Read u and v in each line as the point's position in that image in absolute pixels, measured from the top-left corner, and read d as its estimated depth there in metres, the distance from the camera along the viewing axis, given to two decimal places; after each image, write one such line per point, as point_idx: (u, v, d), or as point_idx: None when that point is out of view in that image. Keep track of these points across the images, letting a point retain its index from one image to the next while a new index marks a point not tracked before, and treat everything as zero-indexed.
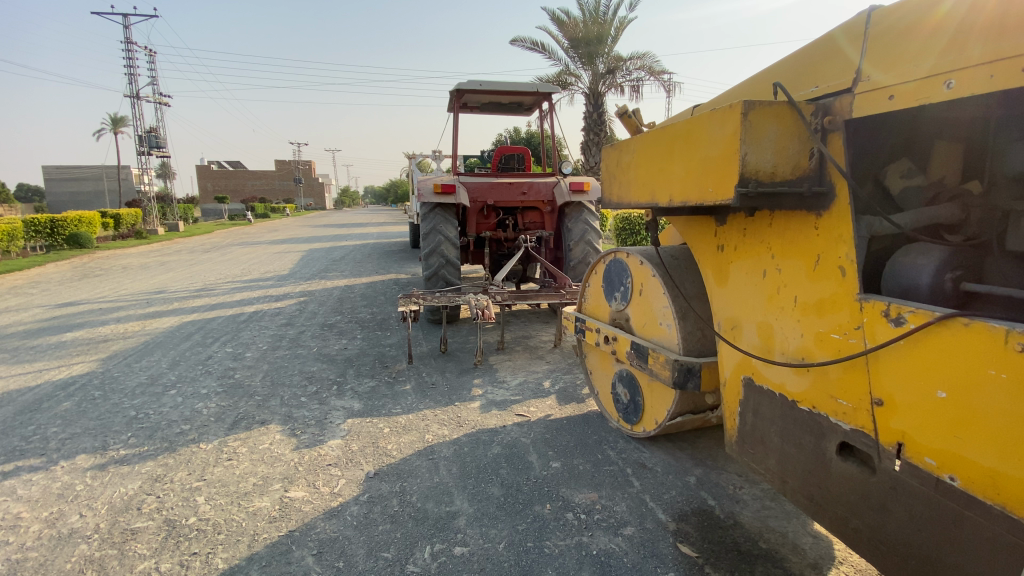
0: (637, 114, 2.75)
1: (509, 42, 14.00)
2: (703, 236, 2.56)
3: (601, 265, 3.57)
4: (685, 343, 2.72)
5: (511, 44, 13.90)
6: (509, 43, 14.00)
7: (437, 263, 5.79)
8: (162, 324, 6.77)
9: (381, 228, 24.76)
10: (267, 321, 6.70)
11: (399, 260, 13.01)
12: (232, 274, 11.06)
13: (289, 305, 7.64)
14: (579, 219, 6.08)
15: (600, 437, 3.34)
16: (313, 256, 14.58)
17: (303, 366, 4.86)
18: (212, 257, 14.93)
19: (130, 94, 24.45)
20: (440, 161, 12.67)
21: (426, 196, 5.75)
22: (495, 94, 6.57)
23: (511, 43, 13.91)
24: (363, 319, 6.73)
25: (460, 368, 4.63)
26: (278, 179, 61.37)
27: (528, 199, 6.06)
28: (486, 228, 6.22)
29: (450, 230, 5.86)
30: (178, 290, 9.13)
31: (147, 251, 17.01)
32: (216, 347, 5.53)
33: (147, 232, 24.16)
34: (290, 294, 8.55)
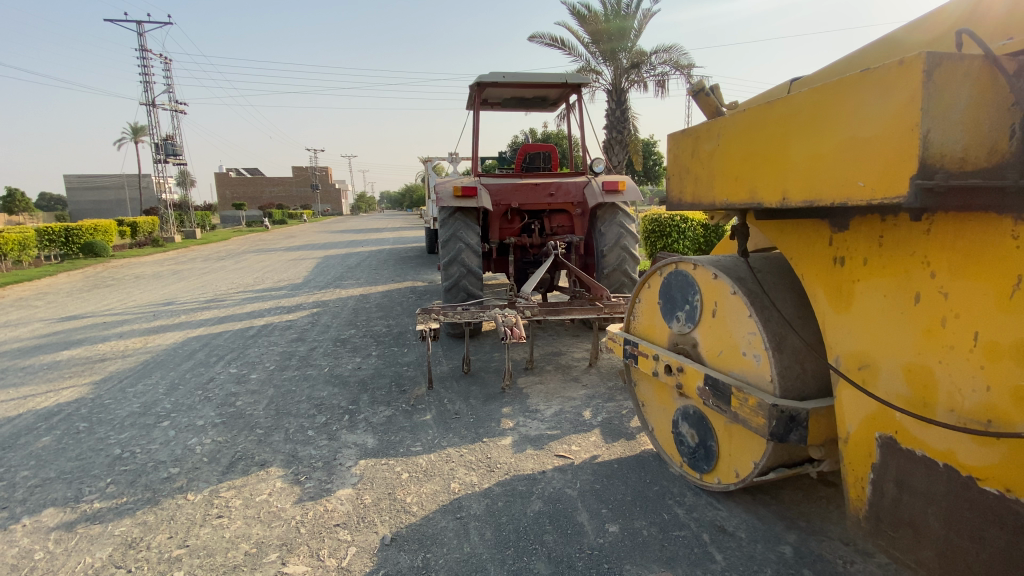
0: (717, 90, 2.14)
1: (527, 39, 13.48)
2: (809, 246, 1.99)
3: (656, 277, 3.00)
4: (782, 382, 2.17)
5: (529, 41, 13.39)
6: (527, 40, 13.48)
7: (457, 274, 5.23)
8: (165, 340, 6.35)
9: (397, 233, 24.37)
10: (276, 335, 6.23)
11: (415, 266, 12.54)
12: (244, 283, 10.67)
13: (301, 318, 7.17)
14: (613, 222, 5.50)
15: (661, 487, 2.77)
16: (328, 263, 14.17)
17: (312, 391, 4.35)
18: (226, 265, 14.63)
19: (146, 102, 24.44)
20: (457, 162, 12.17)
21: (446, 199, 5.23)
22: (519, 87, 6.01)
23: (529, 40, 13.39)
24: (378, 333, 6.22)
25: (487, 392, 4.08)
26: (294, 185, 61.70)
27: (555, 202, 5.51)
28: (509, 233, 5.63)
29: (472, 237, 5.31)
30: (187, 301, 8.73)
31: (161, 260, 16.84)
32: (219, 368, 5.06)
33: (163, 240, 24.11)
34: (301, 305, 8.09)
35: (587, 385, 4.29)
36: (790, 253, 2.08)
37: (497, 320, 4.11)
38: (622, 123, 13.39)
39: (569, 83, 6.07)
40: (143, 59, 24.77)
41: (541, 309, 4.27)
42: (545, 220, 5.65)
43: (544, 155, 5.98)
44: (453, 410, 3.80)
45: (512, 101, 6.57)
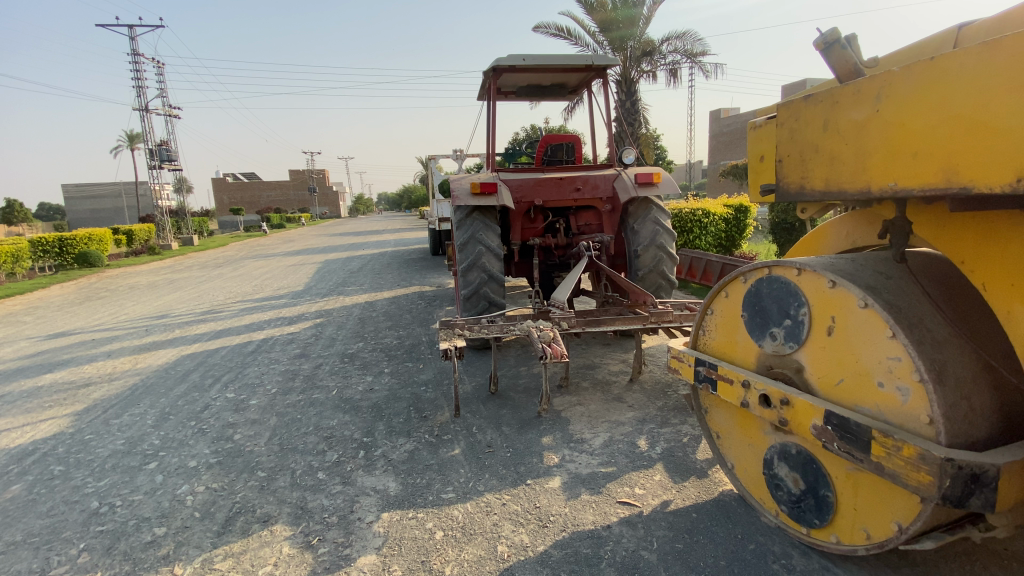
0: (853, 43, 1.72)
1: (532, 30, 12.93)
2: (997, 244, 1.48)
3: (738, 284, 2.49)
4: (947, 427, 1.70)
5: (534, 32, 12.84)
6: (532, 31, 12.93)
7: (477, 281, 4.71)
8: (156, 359, 5.81)
9: (398, 235, 23.80)
10: (277, 351, 5.69)
11: (421, 270, 12.00)
12: (242, 292, 10.13)
13: (303, 330, 6.63)
14: (647, 218, 4.96)
15: (757, 546, 2.26)
16: (329, 268, 13.61)
17: (320, 419, 3.82)
18: (224, 272, 14.08)
19: (139, 107, 23.85)
20: (462, 160, 11.61)
21: (464, 198, 4.68)
22: (539, 72, 5.45)
23: (534, 31, 12.84)
24: (389, 346, 5.68)
25: (521, 417, 3.55)
26: (292, 189, 61.17)
27: (582, 198, 4.98)
28: (531, 233, 5.07)
29: (492, 239, 4.77)
30: (182, 314, 8.19)
31: (157, 269, 16.30)
32: (215, 393, 4.52)
33: (160, 248, 23.56)
34: (304, 315, 7.55)
35: (633, 405, 3.76)
36: (963, 254, 1.58)
37: (532, 335, 3.52)
38: (633, 114, 12.80)
39: (594, 67, 5.51)
40: (135, 62, 24.18)
41: (581, 321, 3.71)
42: (571, 218, 5.10)
43: (567, 146, 5.41)
44: (486, 441, 3.27)
45: (529, 89, 6.01)
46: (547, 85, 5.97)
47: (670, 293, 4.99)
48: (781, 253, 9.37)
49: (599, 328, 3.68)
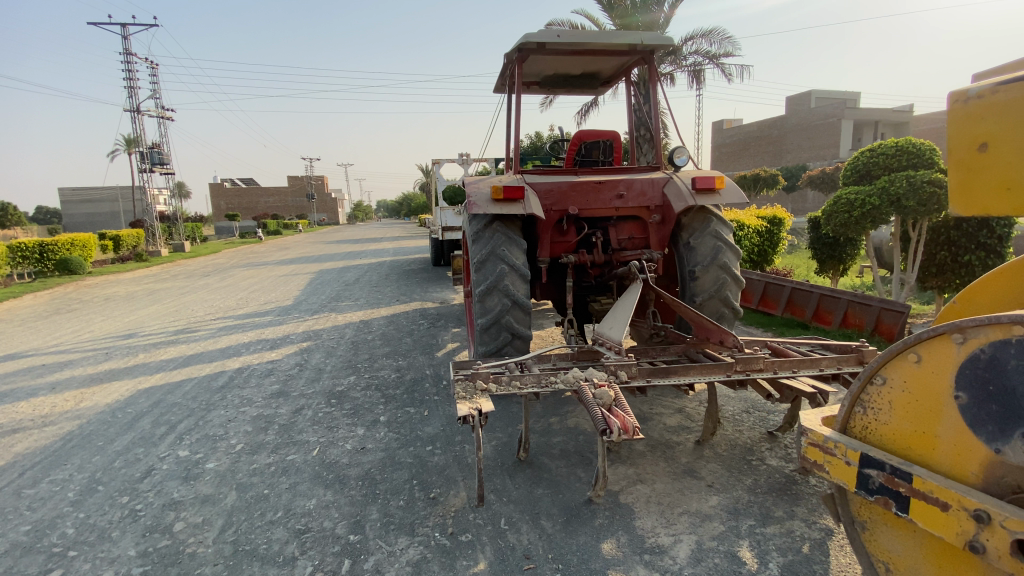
0: None
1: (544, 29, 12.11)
2: None
3: (948, 350, 1.58)
4: None
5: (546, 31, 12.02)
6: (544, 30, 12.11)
7: (499, 307, 3.75)
8: (107, 394, 4.82)
9: (396, 244, 22.87)
10: (251, 387, 4.71)
11: (422, 283, 11.05)
12: (225, 306, 9.14)
13: (285, 358, 5.63)
14: (706, 232, 4.04)
15: None
16: (323, 279, 12.63)
17: (293, 498, 2.86)
18: (210, 282, 13.08)
19: (130, 108, 22.90)
20: (468, 164, 10.67)
21: (483, 206, 3.75)
22: (572, 54, 4.52)
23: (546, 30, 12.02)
24: (386, 380, 4.72)
25: (567, 505, 2.60)
26: (289, 195, 60.33)
27: (626, 206, 4.07)
28: (562, 248, 4.14)
29: (517, 256, 3.82)
30: (151, 334, 7.19)
31: (141, 277, 15.28)
32: (165, 449, 3.55)
33: (149, 255, 22.54)
34: (288, 338, 6.55)
35: (712, 485, 2.82)
36: None
37: (584, 393, 2.51)
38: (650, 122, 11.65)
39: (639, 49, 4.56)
40: (125, 61, 23.27)
41: (646, 370, 2.75)
42: (610, 230, 4.18)
43: (606, 143, 4.45)
44: (522, 548, 2.32)
45: (556, 76, 5.06)
46: (579, 73, 5.04)
47: (732, 323, 4.08)
48: (821, 270, 8.41)
49: (671, 380, 2.74)
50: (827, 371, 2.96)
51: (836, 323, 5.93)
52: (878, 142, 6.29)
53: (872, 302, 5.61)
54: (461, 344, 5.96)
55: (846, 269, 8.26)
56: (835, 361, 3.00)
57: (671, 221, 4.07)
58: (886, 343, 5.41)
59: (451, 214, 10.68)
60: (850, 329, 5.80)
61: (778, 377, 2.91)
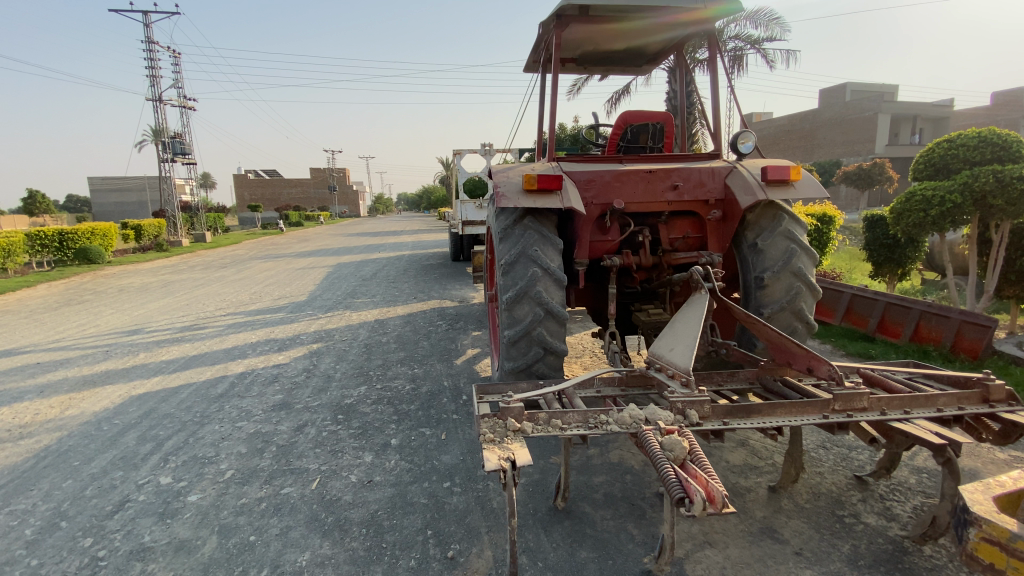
0: None
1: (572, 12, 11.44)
2: None
3: None
4: None
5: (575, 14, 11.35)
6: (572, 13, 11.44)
7: (530, 318, 3.16)
8: (95, 401, 4.39)
9: (414, 237, 22.47)
10: (251, 397, 4.23)
11: (441, 279, 10.54)
12: (236, 301, 8.75)
13: (292, 362, 5.16)
14: (777, 232, 3.45)
15: None
16: (339, 273, 12.22)
17: (283, 549, 2.35)
18: (225, 274, 12.77)
19: (152, 98, 22.80)
20: (491, 154, 10.08)
21: (514, 198, 3.17)
22: (618, 23, 3.91)
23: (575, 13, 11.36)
24: (400, 393, 4.20)
25: None
26: (310, 187, 60.55)
27: (680, 199, 3.49)
28: (603, 249, 3.55)
29: (552, 258, 3.22)
30: (156, 330, 6.80)
31: (157, 268, 15.09)
32: (145, 473, 3.09)
33: (169, 244, 22.51)
34: (297, 338, 6.09)
35: (800, 555, 2.25)
36: None
37: (646, 442, 1.94)
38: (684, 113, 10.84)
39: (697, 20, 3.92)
40: (148, 49, 23.19)
41: (721, 410, 2.24)
42: (661, 228, 3.59)
43: (656, 127, 3.83)
44: None
45: (598, 50, 4.44)
46: (624, 46, 4.43)
47: (804, 340, 3.50)
48: (876, 273, 7.67)
49: (753, 423, 2.22)
50: (946, 412, 2.37)
51: (906, 336, 5.25)
52: (957, 131, 5.61)
53: (952, 313, 4.90)
54: (483, 350, 5.43)
55: (905, 273, 7.49)
56: (954, 399, 2.41)
57: (735, 218, 3.48)
58: (968, 361, 4.67)
59: (473, 206, 10.13)
60: (923, 343, 5.10)
61: (887, 420, 2.32)
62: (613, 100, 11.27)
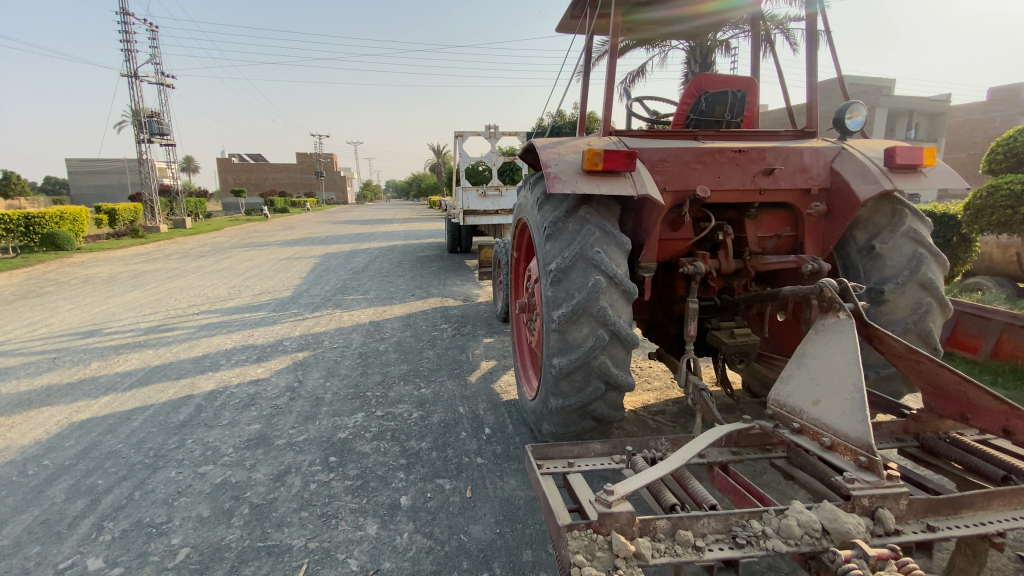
0: None
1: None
2: None
3: None
4: None
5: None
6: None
7: (591, 343, 2.35)
8: (24, 430, 3.52)
9: (406, 226, 21.54)
10: (220, 428, 3.40)
11: (439, 274, 9.69)
12: (212, 296, 7.82)
13: (272, 377, 4.31)
14: (899, 234, 2.72)
15: None
16: (328, 264, 11.28)
17: None
18: (204, 264, 11.76)
19: (127, 74, 21.42)
20: (496, 137, 9.19)
21: (570, 181, 2.36)
22: None
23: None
24: (407, 423, 3.40)
25: None
26: (297, 172, 58.94)
27: (775, 187, 2.77)
28: (673, 248, 2.81)
29: (617, 262, 2.42)
30: (116, 332, 5.88)
31: (131, 255, 14.01)
32: (67, 552, 2.27)
33: (146, 230, 21.25)
34: (281, 344, 5.22)
35: None
36: None
37: None
38: None
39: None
40: (123, 22, 21.74)
41: (920, 507, 1.52)
42: (746, 224, 2.86)
43: (737, 96, 3.08)
44: None
45: None
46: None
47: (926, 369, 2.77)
48: None
49: (970, 527, 1.50)
50: None
51: (987, 352, 4.56)
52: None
53: None
54: (499, 362, 4.62)
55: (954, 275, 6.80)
56: None
57: (843, 213, 2.75)
58: None
59: (476, 195, 9.27)
60: (1009, 361, 4.41)
61: None
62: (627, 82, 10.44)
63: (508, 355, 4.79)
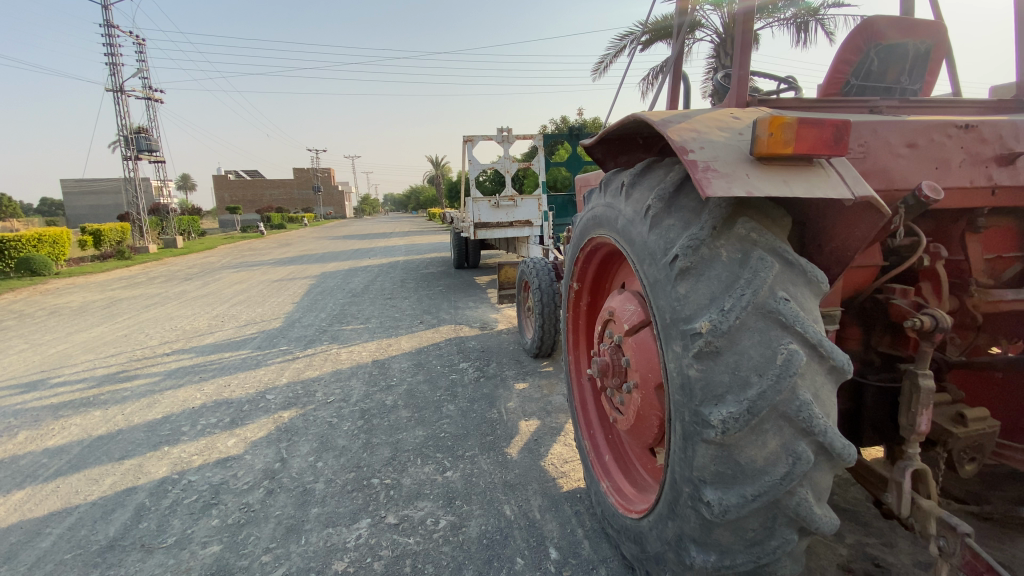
0: None
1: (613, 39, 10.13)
2: None
3: None
4: None
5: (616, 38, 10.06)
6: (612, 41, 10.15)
7: (783, 469, 1.31)
8: None
9: (407, 240, 20.46)
10: (162, 555, 2.32)
11: (448, 295, 8.57)
12: (189, 329, 6.72)
13: (246, 453, 3.22)
14: None
15: None
16: (323, 285, 10.18)
17: None
18: (188, 288, 10.65)
19: (113, 88, 20.44)
20: (510, 140, 8.15)
21: (735, 176, 1.32)
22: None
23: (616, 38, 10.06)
24: (434, 541, 2.31)
25: None
26: (293, 187, 58.04)
27: (1017, 183, 1.76)
28: (860, 280, 1.81)
29: (812, 319, 1.38)
30: (63, 383, 4.78)
31: (112, 280, 12.91)
32: None
33: (133, 251, 20.15)
34: (261, 397, 4.13)
35: None
36: None
37: None
38: None
39: None
40: (108, 35, 20.85)
41: None
42: (967, 240, 1.87)
43: (918, 50, 2.14)
44: None
45: None
46: None
47: None
48: None
49: None
50: None
51: None
52: None
53: None
54: (541, 420, 3.52)
55: None
56: None
57: None
58: None
59: (488, 206, 8.19)
60: None
61: None
62: (650, 78, 9.46)
63: (551, 409, 3.68)
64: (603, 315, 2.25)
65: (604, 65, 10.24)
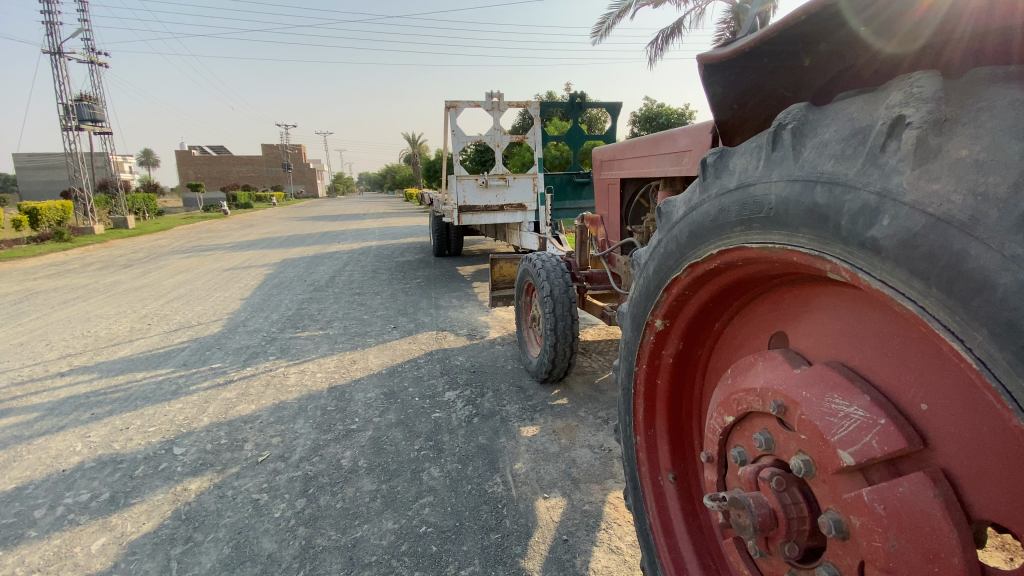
0: None
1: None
2: None
3: None
4: None
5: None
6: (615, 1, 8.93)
7: None
8: None
9: (381, 223, 19.02)
10: None
11: (428, 290, 7.37)
12: (104, 337, 5.40)
13: (113, 573, 2.05)
14: None
15: None
16: (282, 276, 8.84)
17: None
18: (123, 279, 9.18)
19: (50, 49, 18.27)
20: (501, 109, 6.92)
21: None
22: None
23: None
24: None
25: None
26: (262, 165, 55.34)
27: None
28: None
29: None
30: None
31: (42, 266, 11.30)
32: None
33: (77, 232, 18.23)
34: (165, 453, 2.92)
35: None
36: None
37: None
38: None
39: None
40: None
41: None
42: None
43: None
44: None
45: None
46: None
47: None
48: None
49: None
50: None
51: None
52: None
53: None
54: (567, 495, 2.41)
55: None
56: None
57: None
58: None
59: (474, 185, 7.01)
60: None
61: None
62: (659, 42, 8.30)
63: (578, 475, 2.57)
64: (742, 399, 1.15)
65: (606, 27, 9.04)
